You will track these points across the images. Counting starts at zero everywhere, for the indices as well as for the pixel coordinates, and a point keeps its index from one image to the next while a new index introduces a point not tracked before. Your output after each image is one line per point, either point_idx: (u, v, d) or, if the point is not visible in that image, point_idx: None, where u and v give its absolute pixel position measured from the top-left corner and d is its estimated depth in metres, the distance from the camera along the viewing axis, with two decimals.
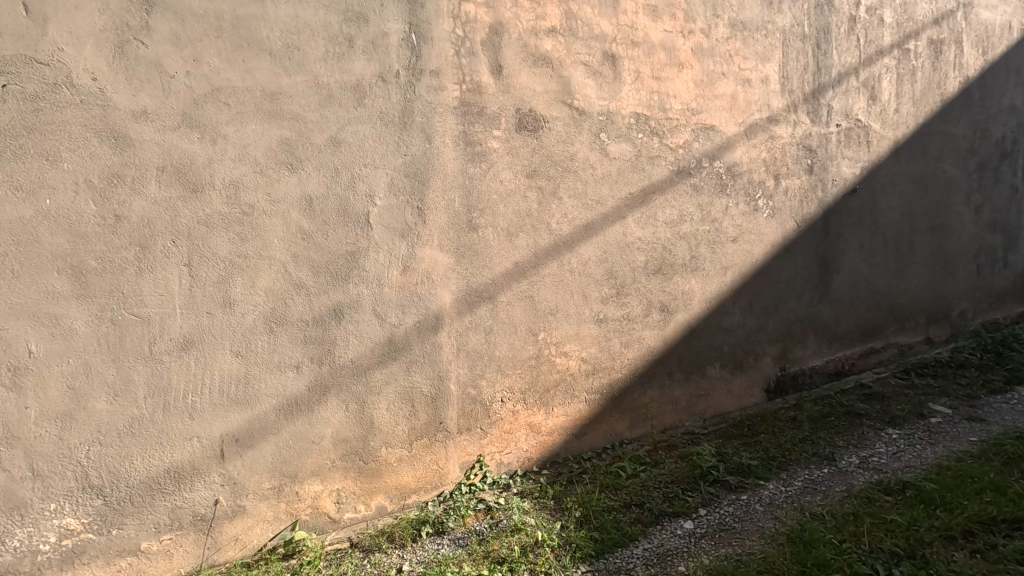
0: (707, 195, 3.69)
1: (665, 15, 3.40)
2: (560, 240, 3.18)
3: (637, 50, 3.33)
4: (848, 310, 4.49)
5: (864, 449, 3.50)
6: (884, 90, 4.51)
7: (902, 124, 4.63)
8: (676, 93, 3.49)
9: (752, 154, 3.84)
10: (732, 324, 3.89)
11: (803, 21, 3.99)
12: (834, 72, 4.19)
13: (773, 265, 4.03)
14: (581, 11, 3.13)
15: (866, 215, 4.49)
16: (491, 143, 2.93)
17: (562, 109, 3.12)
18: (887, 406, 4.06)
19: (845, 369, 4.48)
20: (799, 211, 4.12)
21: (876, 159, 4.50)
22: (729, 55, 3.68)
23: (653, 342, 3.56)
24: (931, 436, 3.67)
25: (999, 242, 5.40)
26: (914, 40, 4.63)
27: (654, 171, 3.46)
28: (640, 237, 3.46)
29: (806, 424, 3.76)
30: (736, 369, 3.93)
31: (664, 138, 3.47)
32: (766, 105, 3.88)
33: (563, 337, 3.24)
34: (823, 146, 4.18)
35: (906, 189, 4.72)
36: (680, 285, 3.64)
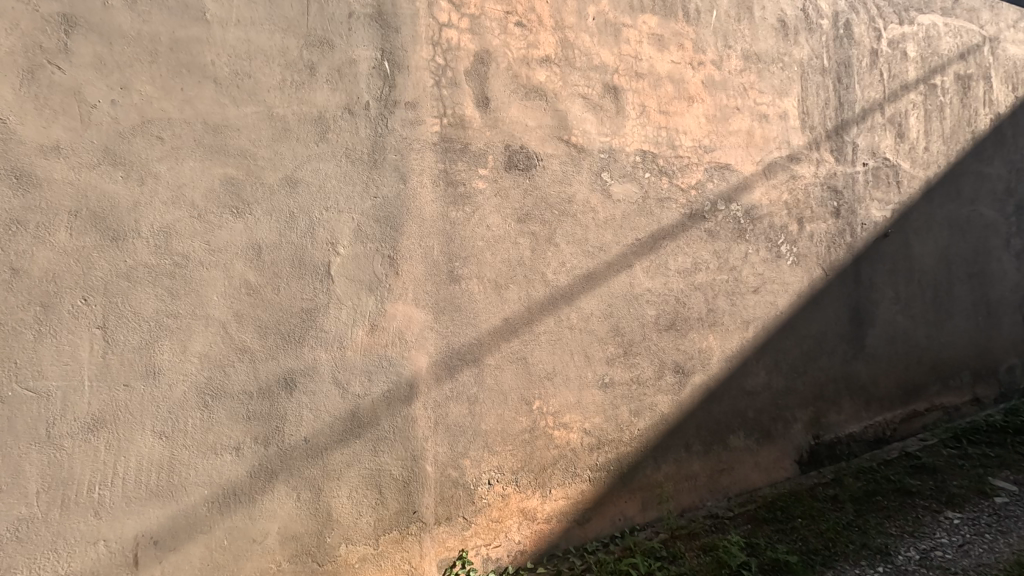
0: (724, 242, 3.29)
1: (673, 45, 3.10)
2: (557, 293, 2.77)
3: (642, 82, 3.01)
4: (886, 368, 3.99)
5: (922, 540, 3.01)
6: (913, 126, 4.15)
7: (933, 163, 4.25)
8: (686, 129, 3.14)
9: (772, 196, 3.46)
10: (757, 386, 3.41)
11: (821, 54, 3.68)
12: (857, 108, 3.85)
13: (800, 318, 3.58)
14: (579, 40, 2.83)
15: (900, 262, 4.06)
16: (476, 183, 2.57)
17: (558, 146, 2.77)
18: (941, 482, 3.51)
19: (887, 435, 3.94)
20: (826, 257, 3.70)
21: (907, 201, 4.09)
22: (744, 88, 3.35)
23: (667, 409, 3.09)
24: (999, 524, 3.15)
25: None
26: (940, 75, 4.30)
27: (664, 214, 3.07)
28: (650, 289, 3.04)
29: (849, 505, 3.23)
30: (763, 438, 3.43)
31: (674, 178, 3.11)
32: (785, 143, 3.52)
33: (562, 406, 2.79)
34: (849, 187, 3.80)
35: (942, 234, 4.29)
36: (696, 342, 3.20)
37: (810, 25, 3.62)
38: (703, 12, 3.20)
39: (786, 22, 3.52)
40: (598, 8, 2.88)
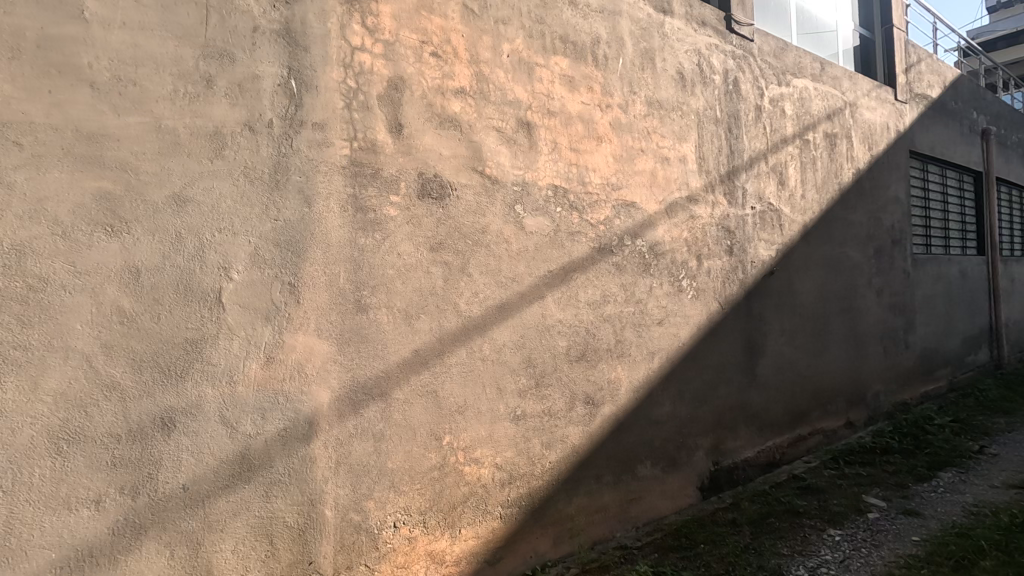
0: (631, 275, 3.42)
1: (582, 87, 3.24)
2: (470, 323, 2.72)
3: (554, 120, 3.11)
4: (775, 395, 4.30)
5: (810, 558, 3.16)
6: (791, 176, 4.61)
7: (809, 209, 4.73)
8: (595, 167, 3.28)
9: (673, 233, 3.68)
10: (662, 416, 3.54)
11: (714, 106, 4.02)
12: (745, 156, 4.22)
13: (700, 349, 3.79)
14: (494, 75, 2.88)
15: (784, 298, 4.43)
16: (388, 210, 2.49)
17: (472, 176, 2.77)
18: (823, 501, 3.81)
19: (777, 460, 4.25)
20: (721, 292, 3.96)
21: (788, 243, 4.51)
22: (647, 132, 3.57)
23: (578, 440, 3.11)
24: (873, 538, 3.38)
25: (898, 324, 5.61)
26: (812, 132, 4.84)
27: (575, 247, 3.15)
28: (562, 320, 3.09)
29: (746, 528, 3.41)
30: (668, 466, 3.55)
31: (584, 213, 3.21)
32: (684, 184, 3.77)
33: (473, 440, 2.71)
34: (740, 228, 4.13)
35: (818, 272, 4.76)
36: (605, 373, 3.27)
37: (704, 79, 3.95)
38: (610, 59, 3.39)
39: (683, 74, 3.81)
40: (513, 46, 2.96)
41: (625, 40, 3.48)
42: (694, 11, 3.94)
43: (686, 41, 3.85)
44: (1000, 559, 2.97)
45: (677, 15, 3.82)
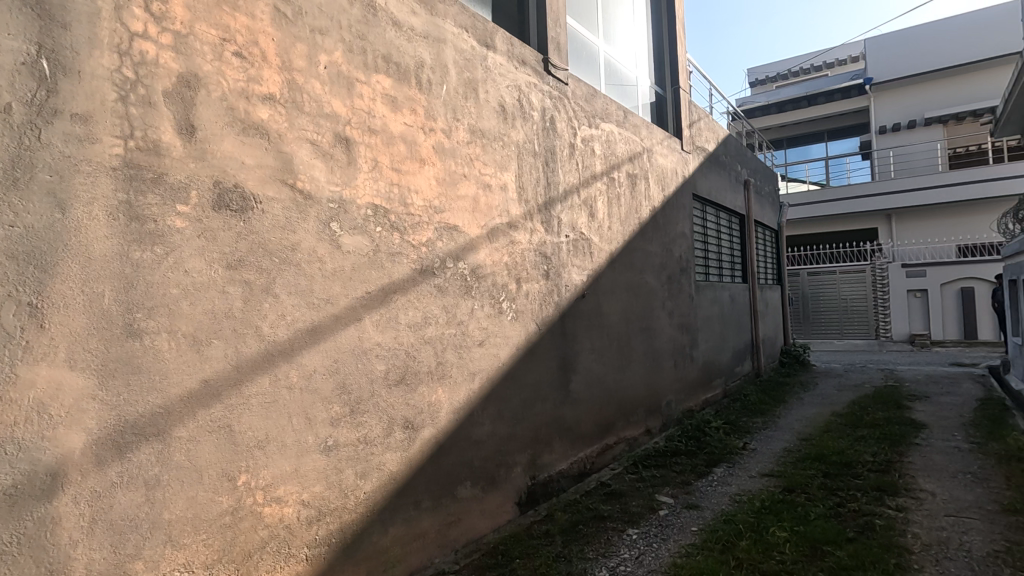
0: (452, 297, 3.46)
1: (405, 108, 3.23)
2: (274, 348, 2.49)
3: (375, 138, 3.04)
4: (586, 409, 4.67)
5: (611, 558, 3.44)
6: (600, 209, 5.12)
7: (614, 239, 5.29)
8: (418, 189, 3.27)
9: (494, 257, 3.82)
10: (482, 436, 3.61)
11: (533, 139, 4.30)
12: (560, 189, 4.58)
13: (519, 369, 3.96)
14: (309, 85, 2.73)
15: (593, 319, 4.86)
16: (173, 221, 2.19)
17: (280, 189, 2.57)
18: (624, 504, 4.22)
19: (587, 469, 4.61)
20: (538, 313, 4.21)
21: (597, 269, 4.98)
22: (470, 158, 3.68)
23: (395, 467, 3.02)
24: (662, 532, 3.81)
25: (685, 341, 6.52)
26: (617, 171, 5.44)
27: (395, 268, 3.09)
28: (380, 343, 2.99)
29: (557, 537, 3.63)
30: (488, 485, 3.63)
31: (405, 234, 3.18)
32: (505, 211, 3.96)
33: (276, 477, 2.46)
34: (555, 254, 4.44)
35: (622, 296, 5.32)
36: (426, 396, 3.23)
37: (524, 114, 4.22)
38: (434, 84, 3.44)
39: (505, 107, 4.02)
40: (331, 59, 2.84)
41: (449, 67, 3.57)
42: (515, 50, 4.21)
43: (508, 77, 4.08)
44: (753, 538, 3.54)
45: (500, 51, 4.04)
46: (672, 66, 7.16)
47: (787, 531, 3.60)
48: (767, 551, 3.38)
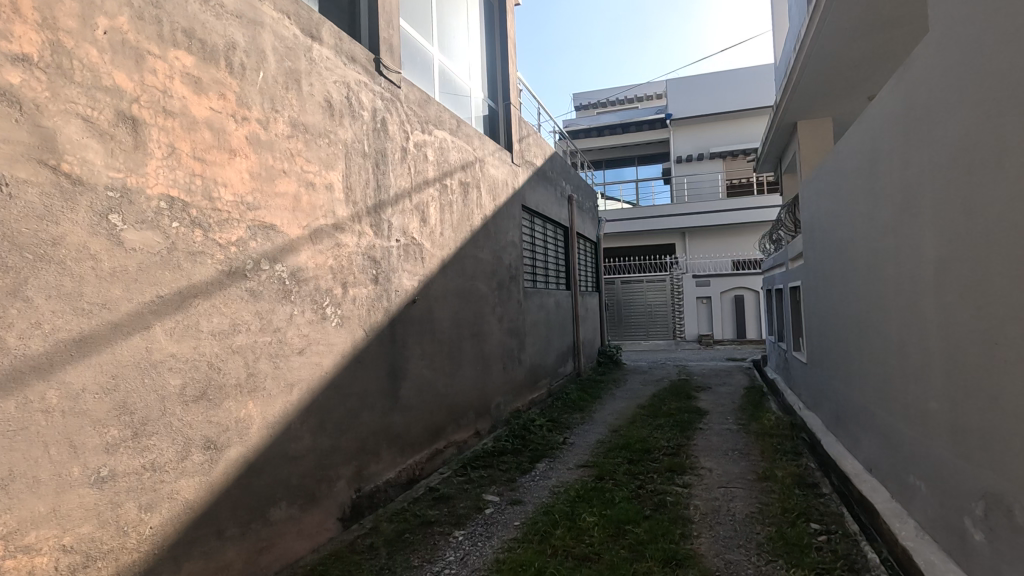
0: (268, 303, 3.18)
1: (212, 92, 2.90)
2: (25, 364, 2.05)
3: (171, 121, 2.68)
4: (415, 416, 4.64)
5: (436, 563, 3.46)
6: (432, 214, 5.13)
7: (446, 245, 5.35)
8: (226, 182, 2.96)
9: (317, 260, 3.61)
10: (301, 450, 3.38)
11: (362, 140, 4.16)
12: (391, 192, 4.50)
13: (343, 377, 3.79)
14: (81, 51, 2.30)
15: (424, 324, 4.85)
16: None
17: (38, 171, 2.13)
18: (451, 507, 4.28)
19: (415, 476, 4.59)
20: (366, 319, 4.07)
21: (429, 274, 4.98)
22: (291, 153, 3.43)
23: (193, 494, 2.68)
24: (487, 530, 3.93)
25: (513, 345, 6.84)
26: (450, 178, 5.51)
27: (196, 270, 2.75)
28: (175, 354, 2.62)
29: (382, 549, 3.55)
30: (306, 504, 3.41)
31: (210, 232, 2.85)
32: (330, 212, 3.76)
33: (24, 522, 2.02)
34: (385, 259, 4.35)
35: (453, 302, 5.40)
36: (233, 412, 2.92)
37: (353, 112, 4.06)
38: (249, 70, 3.15)
39: (331, 103, 3.84)
40: (114, 24, 2.43)
41: (267, 54, 3.29)
42: (343, 45, 4.04)
43: (335, 72, 3.90)
44: (567, 525, 3.84)
45: (326, 44, 3.84)
46: (504, 82, 7.50)
47: (596, 515, 3.96)
48: (578, 537, 3.68)
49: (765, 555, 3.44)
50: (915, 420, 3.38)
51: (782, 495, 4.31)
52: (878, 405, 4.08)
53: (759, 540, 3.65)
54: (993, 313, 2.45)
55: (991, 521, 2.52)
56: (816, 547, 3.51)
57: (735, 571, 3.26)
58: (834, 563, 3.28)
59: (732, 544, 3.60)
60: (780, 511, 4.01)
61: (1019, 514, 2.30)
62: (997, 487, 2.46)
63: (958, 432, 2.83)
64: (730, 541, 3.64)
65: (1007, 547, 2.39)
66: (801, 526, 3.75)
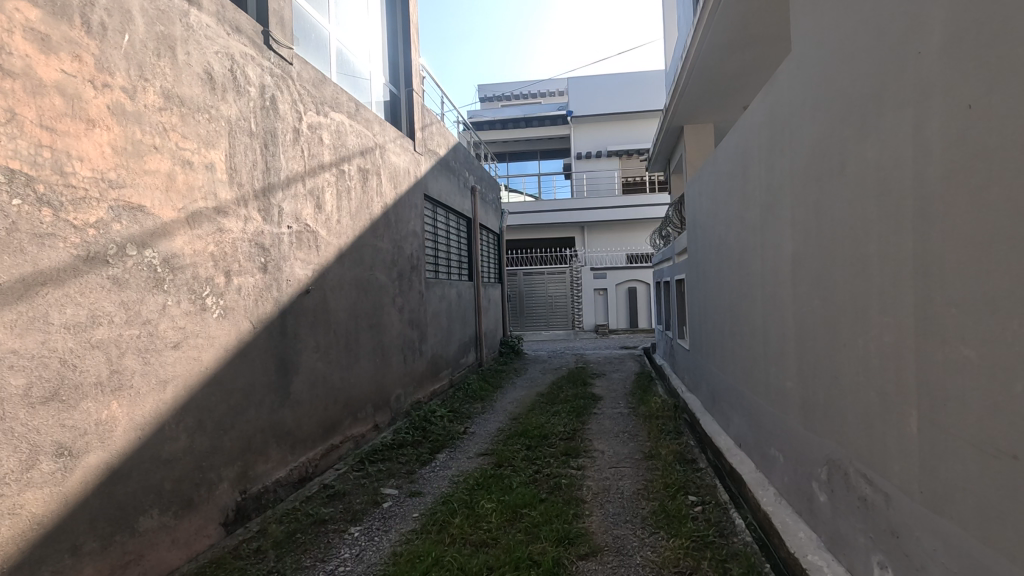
0: (135, 292, 2.88)
1: (63, 53, 2.55)
2: None
3: (10, 82, 2.32)
4: (307, 411, 4.45)
5: (330, 562, 3.35)
6: (328, 201, 4.90)
7: (343, 233, 5.14)
8: (83, 156, 2.62)
9: (195, 246, 3.32)
10: (175, 453, 3.12)
11: (248, 118, 3.87)
12: (281, 175, 4.23)
13: (226, 373, 3.53)
14: None
15: (318, 316, 4.64)
16: None
17: None
18: (347, 503, 4.17)
19: (307, 474, 4.41)
20: (253, 310, 3.82)
21: (323, 263, 4.76)
22: (164, 128, 3.12)
23: (43, 507, 2.38)
24: (384, 524, 3.87)
25: (414, 335, 6.77)
26: (347, 163, 5.29)
27: (43, 255, 2.42)
28: (17, 350, 2.30)
29: (270, 552, 3.38)
30: (182, 510, 3.16)
31: (62, 212, 2.52)
32: (211, 194, 3.47)
33: None
34: (275, 246, 4.09)
35: (350, 292, 5.21)
36: (92, 414, 2.62)
37: (237, 87, 3.76)
38: (111, 31, 2.80)
39: (212, 76, 3.53)
40: None
41: (134, 15, 2.95)
42: (225, 13, 3.72)
43: (216, 42, 3.58)
44: (465, 513, 3.88)
45: (206, 10, 3.52)
46: (406, 67, 7.30)
47: (494, 502, 4.04)
48: (476, 523, 3.73)
49: (649, 528, 3.71)
50: (775, 399, 3.79)
51: (665, 472, 4.66)
52: (746, 386, 4.52)
53: (644, 514, 3.93)
54: (836, 303, 2.81)
55: (832, 483, 2.90)
56: (692, 517, 3.84)
57: (622, 545, 3.47)
58: (707, 530, 3.60)
59: (620, 520, 3.83)
60: (663, 486, 4.34)
61: (853, 476, 2.67)
62: (837, 454, 2.83)
63: (808, 408, 3.21)
64: (618, 518, 3.88)
65: (844, 505, 2.76)
66: (680, 499, 4.08)
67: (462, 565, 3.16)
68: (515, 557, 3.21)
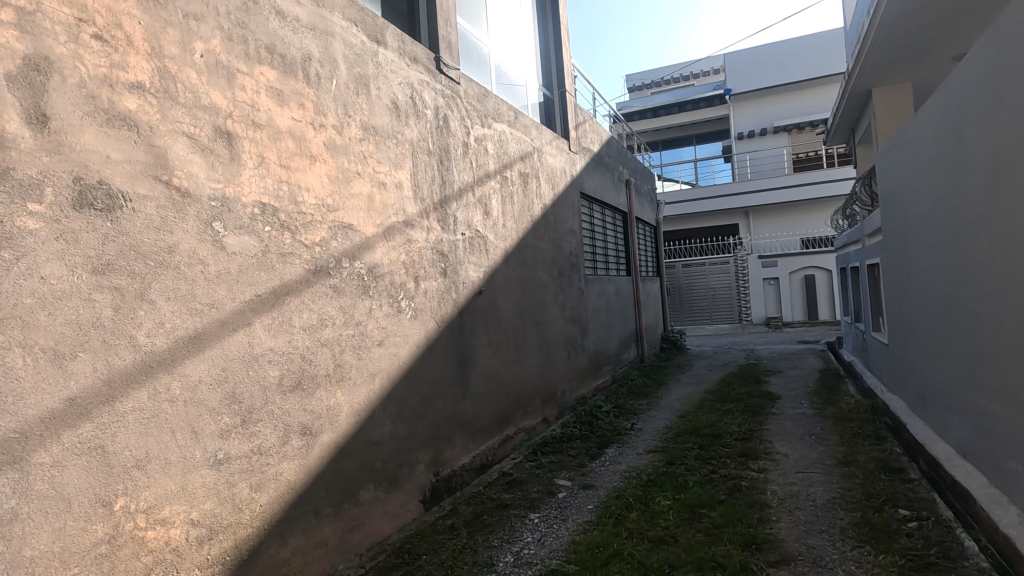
0: (349, 298, 3.39)
1: (292, 103, 3.10)
2: (150, 360, 2.31)
3: (260, 133, 2.89)
4: (484, 403, 4.82)
5: (515, 543, 3.59)
6: (494, 207, 5.24)
7: (508, 237, 5.45)
8: (308, 187, 3.16)
9: (391, 256, 3.79)
10: (383, 436, 3.61)
11: (427, 137, 4.31)
12: (455, 187, 4.63)
13: (418, 366, 3.98)
14: (183, 74, 2.54)
15: (489, 315, 4.99)
16: (23, 223, 1.96)
17: (154, 186, 2.38)
18: (525, 491, 4.44)
19: (488, 461, 4.79)
20: (437, 310, 4.25)
21: (493, 265, 5.11)
22: (363, 156, 3.61)
23: (294, 475, 2.93)
24: (561, 514, 4.03)
25: (576, 332, 6.92)
26: (509, 169, 5.59)
27: (286, 269, 2.97)
28: (273, 348, 2.86)
29: (462, 529, 3.74)
30: (390, 486, 3.64)
31: (297, 234, 3.06)
32: (401, 210, 3.93)
33: (159, 499, 2.30)
34: (452, 252, 4.50)
35: (516, 291, 5.51)
36: (324, 400, 3.15)
37: (417, 112, 4.21)
38: (324, 79, 3.34)
39: (398, 105, 3.99)
40: (208, 46, 2.66)
41: (339, 62, 3.47)
42: (406, 47, 4.18)
43: (400, 74, 4.05)
44: (641, 508, 3.88)
45: (390, 48, 3.99)
46: (559, 69, 7.48)
47: (670, 499, 3.98)
48: (654, 520, 3.71)
49: (851, 541, 3.36)
50: (1012, 402, 3.18)
51: (865, 481, 4.17)
52: (969, 386, 3.86)
53: (842, 525, 3.57)
54: None
55: None
56: (906, 533, 3.39)
57: (819, 555, 3.20)
58: (926, 549, 3.16)
59: (814, 529, 3.53)
60: (864, 497, 3.90)
61: None
62: None
63: None
64: (812, 526, 3.57)
65: None
66: (888, 511, 3.63)
67: (642, 559, 3.18)
68: (697, 557, 3.15)
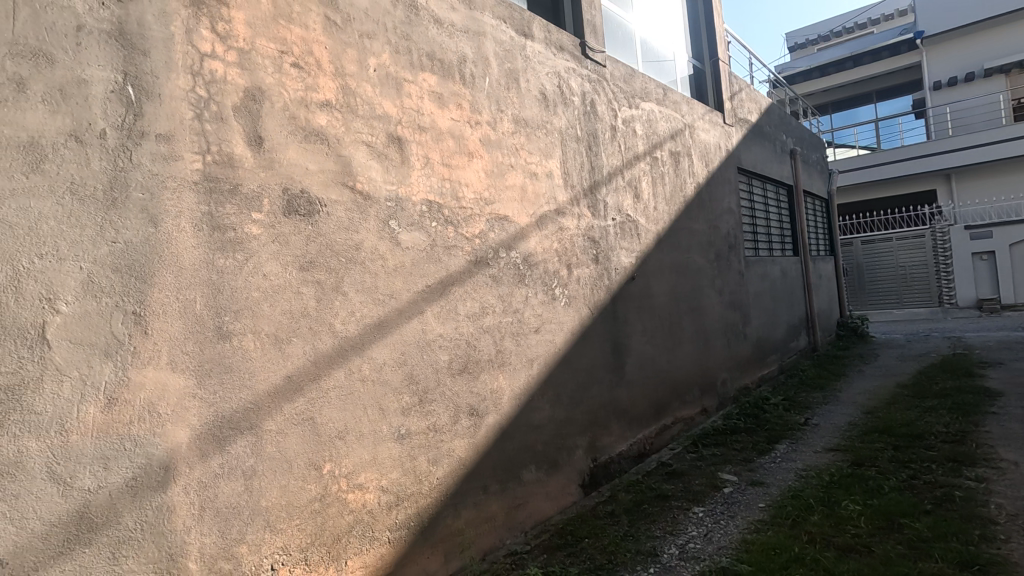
0: (507, 286, 3.53)
1: (451, 104, 3.30)
2: (346, 344, 2.63)
3: (424, 136, 3.12)
4: (640, 392, 4.72)
5: (679, 536, 3.47)
6: (644, 189, 5.07)
7: (661, 220, 5.25)
8: (467, 182, 3.34)
9: (544, 244, 3.86)
10: (542, 420, 3.71)
11: (575, 125, 4.30)
12: (605, 172, 4.57)
13: (573, 353, 4.02)
14: (361, 89, 2.83)
15: (643, 301, 4.86)
16: (249, 229, 2.35)
17: (342, 191, 2.69)
18: (687, 483, 4.27)
19: (645, 450, 4.69)
20: (590, 297, 4.24)
21: (645, 250, 4.96)
22: (515, 148, 3.72)
23: (464, 452, 3.15)
24: (729, 510, 3.80)
25: (736, 319, 6.44)
26: (659, 149, 5.36)
27: (451, 261, 3.18)
28: (442, 334, 3.09)
29: (623, 516, 3.71)
30: (550, 469, 3.74)
31: (459, 228, 3.26)
32: (552, 198, 3.98)
33: (357, 466, 2.62)
34: (603, 238, 4.45)
35: (670, 277, 5.29)
36: (488, 384, 3.33)
37: (565, 100, 4.22)
38: (477, 78, 3.49)
39: (546, 95, 4.03)
40: (379, 61, 2.93)
41: (490, 60, 3.61)
42: (552, 36, 4.20)
43: (547, 64, 4.09)
44: (824, 512, 3.50)
45: (537, 39, 4.04)
46: (710, 37, 6.96)
47: (860, 505, 3.54)
48: (840, 526, 3.33)
49: None
50: None
51: None
52: None
53: None
54: None
55: None
56: None
57: None
58: None
59: None
60: None
61: None
62: None
63: None
64: None
65: None
66: None
67: (829, 568, 2.87)
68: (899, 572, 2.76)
